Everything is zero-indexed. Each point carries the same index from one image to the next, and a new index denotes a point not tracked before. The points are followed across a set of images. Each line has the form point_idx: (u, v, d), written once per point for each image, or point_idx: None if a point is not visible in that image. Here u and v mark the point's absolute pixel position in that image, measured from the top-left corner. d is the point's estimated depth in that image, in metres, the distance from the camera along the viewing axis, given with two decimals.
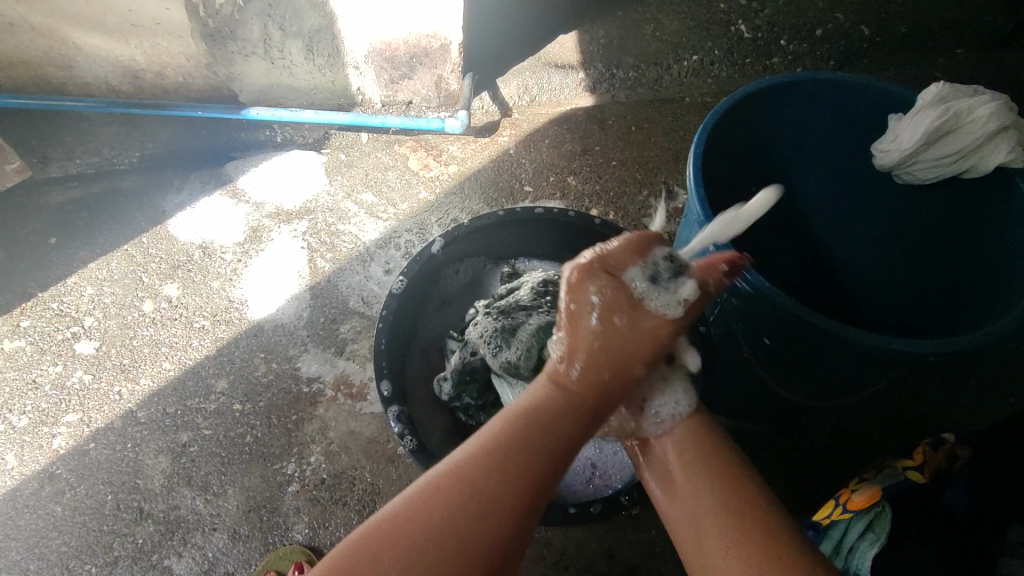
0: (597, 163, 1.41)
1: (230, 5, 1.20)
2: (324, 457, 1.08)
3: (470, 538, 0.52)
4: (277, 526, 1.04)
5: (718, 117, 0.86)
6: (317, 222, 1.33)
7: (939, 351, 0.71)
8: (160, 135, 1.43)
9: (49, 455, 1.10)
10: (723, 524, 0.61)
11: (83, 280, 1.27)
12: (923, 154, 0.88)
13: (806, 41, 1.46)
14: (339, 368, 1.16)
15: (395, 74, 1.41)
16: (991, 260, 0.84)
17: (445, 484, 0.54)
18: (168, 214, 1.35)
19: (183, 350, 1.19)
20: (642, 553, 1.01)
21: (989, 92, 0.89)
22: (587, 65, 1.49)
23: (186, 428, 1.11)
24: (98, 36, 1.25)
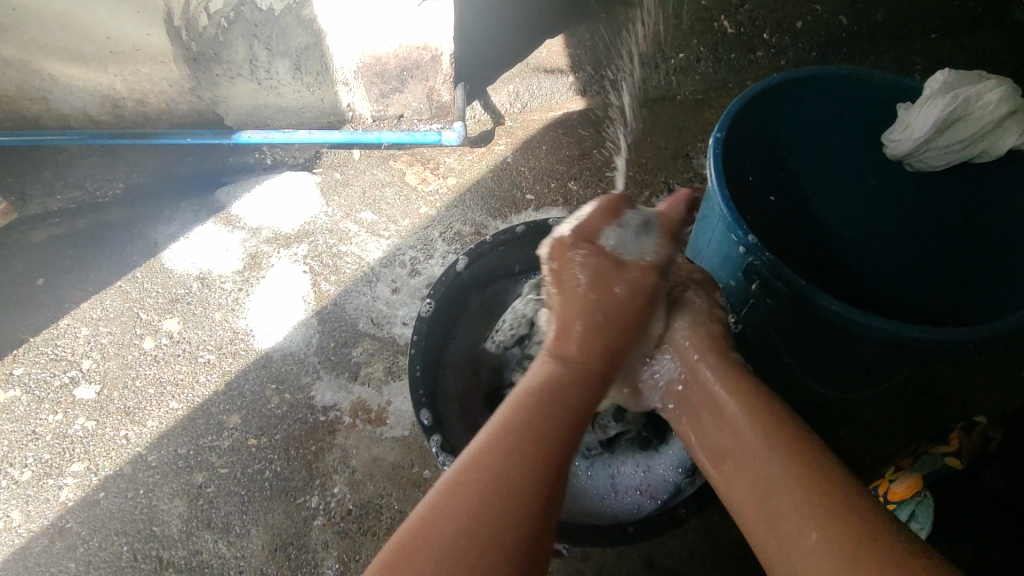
0: (596, 167, 1.40)
1: (213, 25, 1.18)
2: (348, 487, 1.05)
3: (500, 517, 0.45)
4: (305, 563, 1.00)
5: (732, 117, 0.86)
6: (318, 244, 1.30)
7: (977, 337, 0.71)
8: (144, 165, 1.38)
9: (57, 509, 1.05)
10: (785, 497, 0.51)
11: (77, 321, 1.22)
12: (937, 141, 0.89)
13: (789, 34, 1.48)
14: (355, 395, 1.12)
15: (385, 88, 1.38)
16: (1012, 246, 0.85)
17: (466, 474, 0.47)
18: (161, 245, 1.30)
19: (190, 387, 1.14)
20: (682, 560, 0.99)
21: (997, 76, 0.89)
22: (576, 68, 1.48)
23: (200, 469, 1.07)
24: (76, 65, 1.21)
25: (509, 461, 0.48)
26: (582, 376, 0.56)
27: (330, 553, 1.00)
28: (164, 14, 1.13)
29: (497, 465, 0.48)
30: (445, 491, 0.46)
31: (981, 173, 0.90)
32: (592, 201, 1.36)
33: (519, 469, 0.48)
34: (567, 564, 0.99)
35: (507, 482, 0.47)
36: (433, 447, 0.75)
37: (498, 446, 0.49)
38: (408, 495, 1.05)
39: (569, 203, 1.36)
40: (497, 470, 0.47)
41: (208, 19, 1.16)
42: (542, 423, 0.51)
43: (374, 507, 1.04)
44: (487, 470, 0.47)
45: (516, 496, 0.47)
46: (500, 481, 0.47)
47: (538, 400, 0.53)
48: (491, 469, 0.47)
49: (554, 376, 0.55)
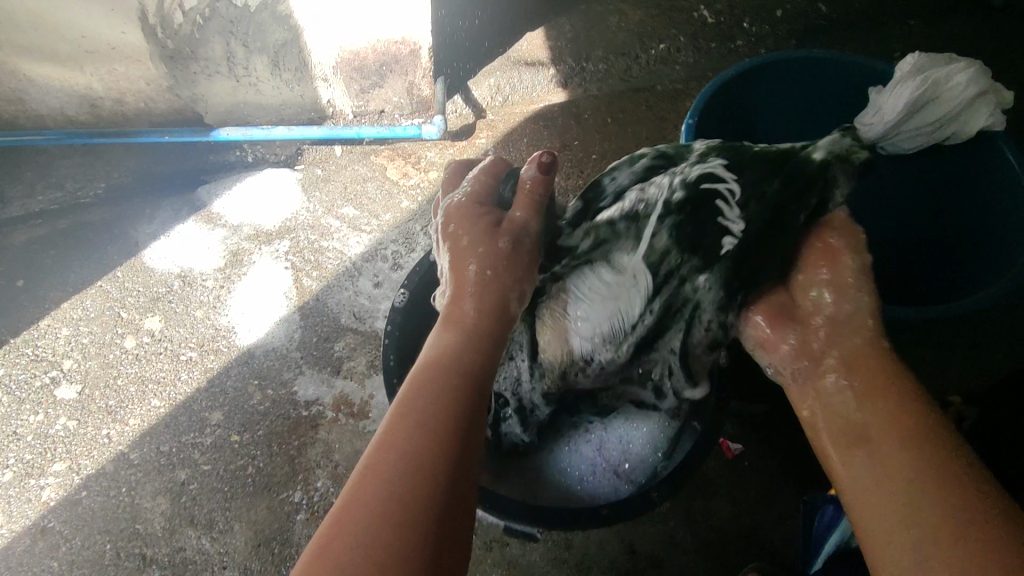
0: (578, 158, 1.40)
1: (189, 23, 1.17)
2: (331, 480, 1.05)
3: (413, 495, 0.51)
4: (289, 557, 1.00)
5: (703, 103, 0.86)
6: (299, 240, 1.30)
7: (940, 317, 0.72)
8: (125, 164, 1.38)
9: (39, 509, 1.05)
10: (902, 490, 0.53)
11: (57, 321, 1.21)
12: (908, 124, 0.87)
13: (768, 22, 1.47)
14: (337, 389, 1.12)
15: (365, 83, 1.38)
16: (985, 221, 0.86)
17: (374, 460, 0.53)
18: (142, 244, 1.29)
19: (172, 385, 1.14)
20: (664, 545, 1.00)
21: (959, 55, 0.89)
22: (557, 60, 1.48)
23: (183, 466, 1.07)
24: (52, 65, 1.20)
25: (415, 435, 0.55)
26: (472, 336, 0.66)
27: None
28: (139, 12, 1.13)
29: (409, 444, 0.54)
30: (360, 476, 0.52)
31: (953, 155, 0.91)
32: (574, 192, 1.36)
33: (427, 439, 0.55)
34: (550, 551, 1.00)
35: (423, 426, 0.56)
36: None
37: (411, 401, 0.58)
38: None
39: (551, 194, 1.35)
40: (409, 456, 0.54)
41: (183, 17, 1.16)
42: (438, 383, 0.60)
43: None
44: (397, 452, 0.54)
45: (434, 437, 0.55)
46: (421, 429, 0.56)
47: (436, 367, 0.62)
48: (409, 419, 0.57)
49: (446, 345, 0.65)
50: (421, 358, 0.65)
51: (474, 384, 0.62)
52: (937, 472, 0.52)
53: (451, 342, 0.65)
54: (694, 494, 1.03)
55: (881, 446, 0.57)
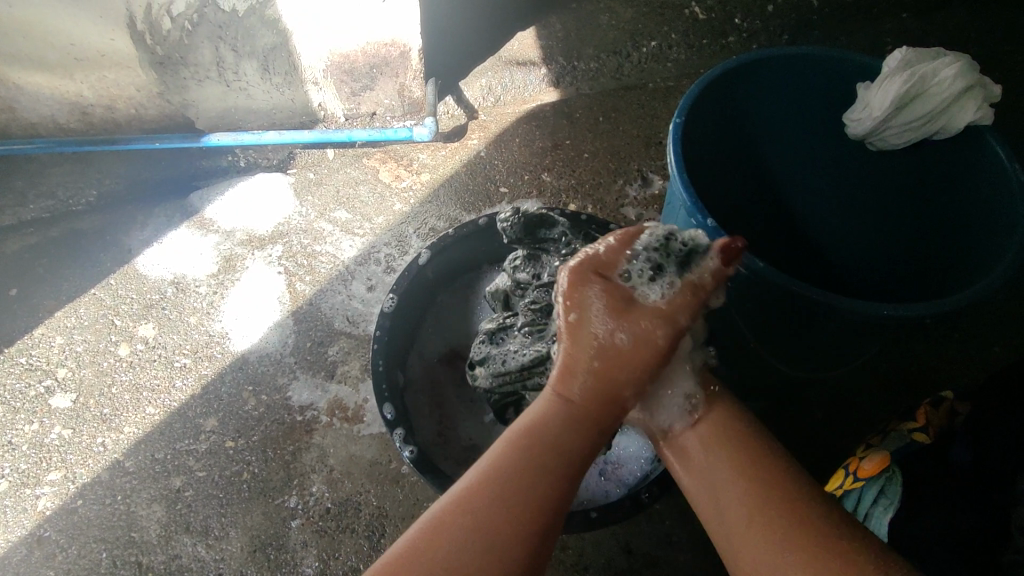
0: (570, 158, 1.39)
1: (177, 29, 1.16)
2: (326, 485, 1.05)
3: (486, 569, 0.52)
4: (285, 562, 1.01)
5: (691, 100, 0.86)
6: (292, 244, 1.30)
7: (935, 312, 0.71)
8: (116, 171, 1.38)
9: (35, 518, 1.05)
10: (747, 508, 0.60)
11: (51, 330, 1.21)
12: (896, 119, 0.89)
13: (760, 18, 1.46)
14: (331, 394, 1.12)
15: (355, 86, 1.37)
16: (975, 212, 0.85)
17: (448, 518, 0.54)
18: (135, 251, 1.29)
19: (166, 392, 1.14)
20: (660, 544, 1.00)
21: (951, 51, 0.90)
22: (548, 60, 1.47)
23: (178, 473, 1.07)
24: (40, 73, 1.20)
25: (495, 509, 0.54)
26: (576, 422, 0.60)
27: (309, 551, 1.01)
28: (127, 18, 1.12)
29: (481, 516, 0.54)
30: (426, 530, 0.54)
31: (944, 150, 0.91)
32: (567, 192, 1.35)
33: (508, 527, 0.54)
34: None
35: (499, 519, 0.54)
36: (397, 441, 0.80)
37: (492, 469, 0.56)
38: (386, 491, 1.05)
39: (543, 194, 1.35)
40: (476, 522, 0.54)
41: (171, 23, 1.15)
42: (536, 453, 0.57)
43: (352, 505, 1.04)
44: (467, 516, 0.54)
45: (509, 521, 0.54)
46: (500, 501, 0.55)
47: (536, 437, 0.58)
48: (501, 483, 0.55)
49: (547, 414, 0.60)
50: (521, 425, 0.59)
51: (567, 467, 0.58)
52: (769, 491, 0.60)
53: (555, 411, 0.60)
54: None
55: (699, 461, 0.66)
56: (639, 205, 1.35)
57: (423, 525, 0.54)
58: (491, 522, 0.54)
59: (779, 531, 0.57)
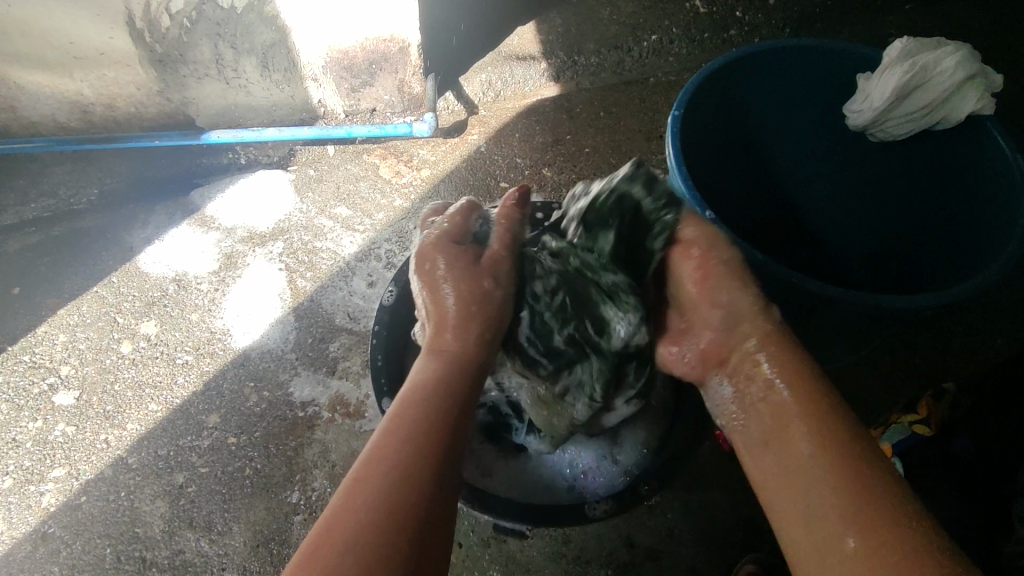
0: (571, 153, 1.38)
1: (176, 26, 1.16)
2: (328, 481, 1.05)
3: (400, 514, 0.51)
4: (288, 557, 1.01)
5: (690, 93, 0.86)
6: (293, 241, 1.30)
7: (937, 304, 0.71)
8: (118, 169, 1.38)
9: (39, 515, 1.06)
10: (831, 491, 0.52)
11: (54, 328, 1.22)
12: (897, 110, 0.89)
13: (762, 10, 1.44)
14: (333, 390, 1.13)
15: (355, 82, 1.37)
16: (975, 203, 0.85)
17: (362, 478, 0.54)
18: (136, 249, 1.30)
19: (168, 389, 1.15)
20: (662, 538, 1.00)
21: (954, 41, 0.89)
22: (548, 55, 1.46)
23: (181, 469, 1.08)
24: (41, 72, 1.20)
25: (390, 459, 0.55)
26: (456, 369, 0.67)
27: None
28: (125, 17, 1.12)
29: (393, 463, 0.55)
30: (342, 500, 0.52)
31: (946, 142, 0.90)
32: (567, 187, 1.35)
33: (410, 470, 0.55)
34: (547, 547, 1.00)
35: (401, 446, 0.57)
36: None
37: (402, 416, 0.60)
38: None
39: (544, 189, 1.34)
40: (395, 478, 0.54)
41: (170, 20, 1.15)
42: (425, 413, 0.61)
43: None
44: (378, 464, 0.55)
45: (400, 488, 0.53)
46: (391, 452, 0.56)
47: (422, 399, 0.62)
48: (400, 430, 0.58)
49: (431, 373, 0.66)
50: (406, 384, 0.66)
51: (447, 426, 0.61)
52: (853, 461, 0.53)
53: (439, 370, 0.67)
54: (692, 486, 1.03)
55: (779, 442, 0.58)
56: None
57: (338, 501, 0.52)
58: (391, 474, 0.54)
59: (848, 503, 0.50)
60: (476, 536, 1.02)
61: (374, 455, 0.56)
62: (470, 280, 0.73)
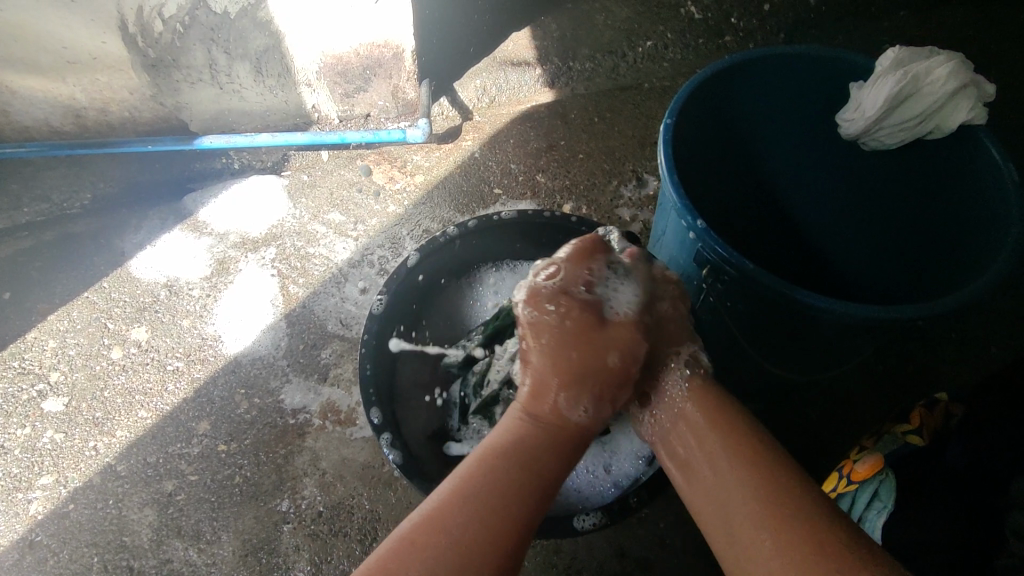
0: (564, 159, 1.38)
1: (169, 31, 1.16)
2: (318, 489, 1.05)
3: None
4: (277, 566, 1.00)
5: (682, 103, 0.85)
6: (286, 246, 1.29)
7: (926, 315, 0.70)
8: (110, 174, 1.37)
9: (27, 523, 1.05)
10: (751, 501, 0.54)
11: (44, 333, 1.21)
12: (888, 119, 0.88)
13: (756, 17, 1.44)
14: (324, 397, 1.12)
15: (349, 87, 1.37)
16: (970, 213, 0.84)
17: (423, 530, 0.51)
18: (128, 255, 1.29)
19: (158, 396, 1.14)
20: (653, 547, 1.00)
21: (946, 51, 0.89)
22: (543, 60, 1.45)
23: (170, 477, 1.07)
24: (34, 77, 1.20)
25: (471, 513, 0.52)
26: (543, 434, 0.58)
27: (301, 555, 1.00)
28: (118, 22, 1.12)
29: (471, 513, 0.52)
30: (401, 542, 0.50)
31: (938, 151, 0.90)
32: (561, 193, 1.34)
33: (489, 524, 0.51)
34: (538, 556, 1.00)
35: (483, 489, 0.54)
36: (384, 446, 0.80)
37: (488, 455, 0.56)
38: (379, 495, 1.05)
39: (537, 196, 1.34)
40: (463, 534, 0.51)
41: (163, 25, 1.15)
42: (499, 464, 0.56)
43: (345, 508, 1.04)
44: (470, 506, 0.52)
45: (468, 542, 0.50)
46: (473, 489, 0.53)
47: (509, 449, 0.57)
48: (491, 478, 0.54)
49: (516, 435, 0.58)
50: (494, 442, 0.58)
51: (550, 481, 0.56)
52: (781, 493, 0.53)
53: (525, 429, 0.59)
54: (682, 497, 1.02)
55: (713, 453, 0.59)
56: (633, 206, 1.33)
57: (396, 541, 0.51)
58: (465, 527, 0.51)
59: (768, 513, 0.52)
60: None
61: (453, 490, 0.53)
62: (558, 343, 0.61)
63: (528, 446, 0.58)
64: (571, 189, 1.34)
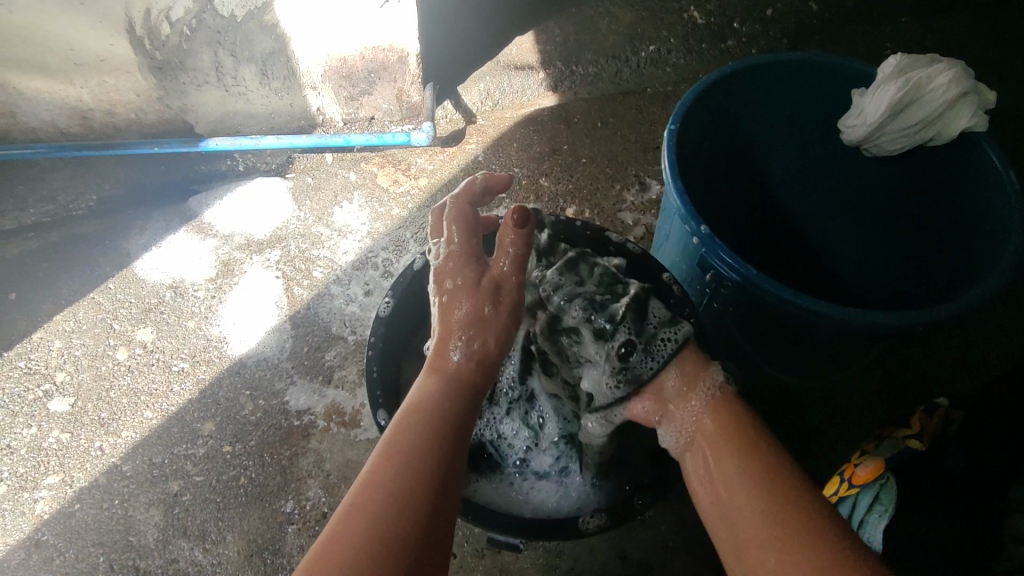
0: (567, 163, 1.38)
1: (176, 34, 1.17)
2: (322, 490, 1.05)
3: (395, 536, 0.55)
4: (282, 567, 1.01)
5: (686, 108, 0.86)
6: (290, 249, 1.30)
7: (928, 321, 0.71)
8: (115, 176, 1.38)
9: (33, 523, 1.06)
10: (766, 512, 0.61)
11: (49, 334, 1.22)
12: (891, 126, 0.89)
13: (759, 22, 1.45)
14: (328, 398, 1.13)
15: (354, 90, 1.38)
16: (970, 219, 0.85)
17: (357, 504, 0.57)
18: (133, 256, 1.30)
19: (163, 397, 1.15)
20: (655, 549, 1.00)
21: (947, 58, 0.90)
22: (547, 64, 1.46)
23: (175, 477, 1.08)
24: (41, 78, 1.21)
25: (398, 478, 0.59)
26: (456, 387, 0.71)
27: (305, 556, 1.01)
28: (126, 24, 1.13)
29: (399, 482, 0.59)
30: (339, 523, 0.56)
31: (939, 157, 0.91)
32: (564, 197, 1.35)
33: (414, 478, 0.60)
34: (540, 558, 1.00)
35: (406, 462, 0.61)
36: None
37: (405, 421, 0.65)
38: None
39: (541, 199, 1.35)
40: (396, 500, 0.58)
41: (170, 28, 1.16)
42: (421, 432, 0.64)
43: None
44: (396, 468, 0.61)
45: (399, 501, 0.58)
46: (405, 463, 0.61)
47: (426, 412, 0.67)
48: (410, 447, 0.63)
49: (430, 392, 0.70)
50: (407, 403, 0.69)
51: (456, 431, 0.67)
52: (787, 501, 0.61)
53: (433, 386, 0.70)
54: (684, 499, 1.03)
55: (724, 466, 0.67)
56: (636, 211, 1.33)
57: (337, 520, 0.57)
58: (396, 492, 0.58)
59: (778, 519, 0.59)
60: (469, 547, 1.02)
61: (380, 461, 0.61)
62: (474, 297, 0.74)
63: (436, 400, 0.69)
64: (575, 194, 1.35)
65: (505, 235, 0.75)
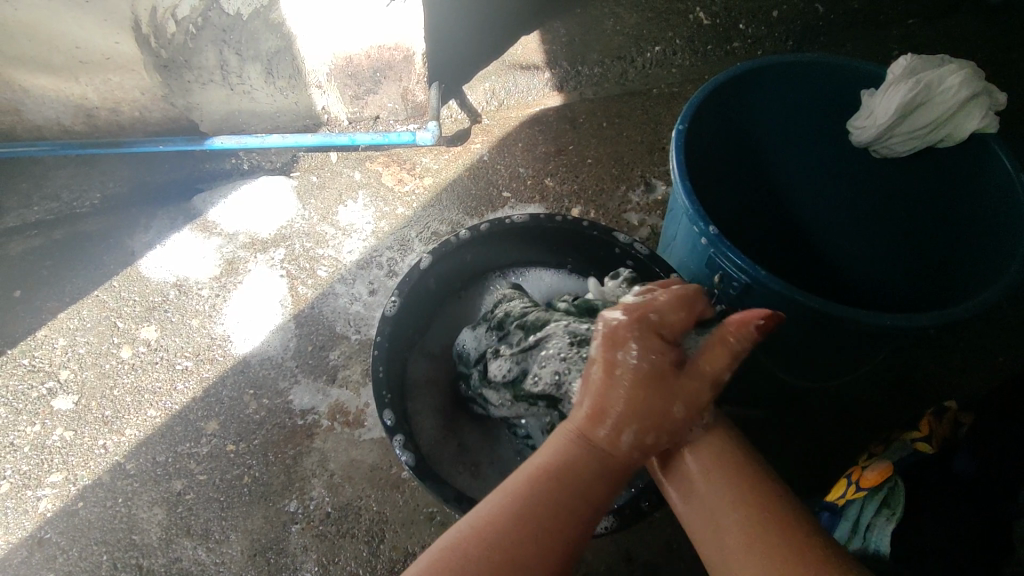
0: (572, 163, 1.38)
1: (182, 32, 1.17)
2: (326, 490, 1.05)
3: None
4: (285, 566, 1.00)
5: (696, 107, 0.85)
6: (294, 248, 1.30)
7: (941, 323, 0.70)
8: (119, 174, 1.39)
9: (36, 520, 1.05)
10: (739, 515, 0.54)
11: (54, 331, 1.22)
12: (900, 127, 0.89)
13: (765, 23, 1.44)
14: (332, 398, 1.12)
15: (359, 89, 1.37)
16: (980, 220, 0.84)
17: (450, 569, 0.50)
18: (137, 253, 1.30)
19: (167, 395, 1.15)
20: (661, 552, 1.00)
21: (958, 58, 0.89)
22: (552, 64, 1.45)
23: (179, 476, 1.07)
24: (46, 76, 1.21)
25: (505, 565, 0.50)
26: (596, 478, 0.54)
27: (309, 556, 1.01)
28: (133, 22, 1.13)
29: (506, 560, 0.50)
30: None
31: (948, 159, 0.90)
32: (569, 197, 1.34)
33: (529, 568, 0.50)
34: None
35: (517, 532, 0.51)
36: (396, 447, 0.79)
37: (515, 487, 0.54)
38: (387, 496, 1.05)
39: (546, 199, 1.34)
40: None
41: (176, 26, 1.15)
42: (551, 501, 0.53)
43: (353, 509, 1.04)
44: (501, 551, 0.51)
45: None
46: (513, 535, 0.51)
47: (559, 487, 0.53)
48: (530, 524, 0.52)
49: (566, 465, 0.54)
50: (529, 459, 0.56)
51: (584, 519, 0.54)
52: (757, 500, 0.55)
53: (578, 458, 0.55)
54: None
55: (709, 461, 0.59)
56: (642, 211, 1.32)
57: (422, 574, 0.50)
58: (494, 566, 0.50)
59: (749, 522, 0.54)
60: None
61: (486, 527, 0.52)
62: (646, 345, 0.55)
63: (579, 481, 0.54)
64: (580, 194, 1.34)
65: (680, 311, 0.58)
